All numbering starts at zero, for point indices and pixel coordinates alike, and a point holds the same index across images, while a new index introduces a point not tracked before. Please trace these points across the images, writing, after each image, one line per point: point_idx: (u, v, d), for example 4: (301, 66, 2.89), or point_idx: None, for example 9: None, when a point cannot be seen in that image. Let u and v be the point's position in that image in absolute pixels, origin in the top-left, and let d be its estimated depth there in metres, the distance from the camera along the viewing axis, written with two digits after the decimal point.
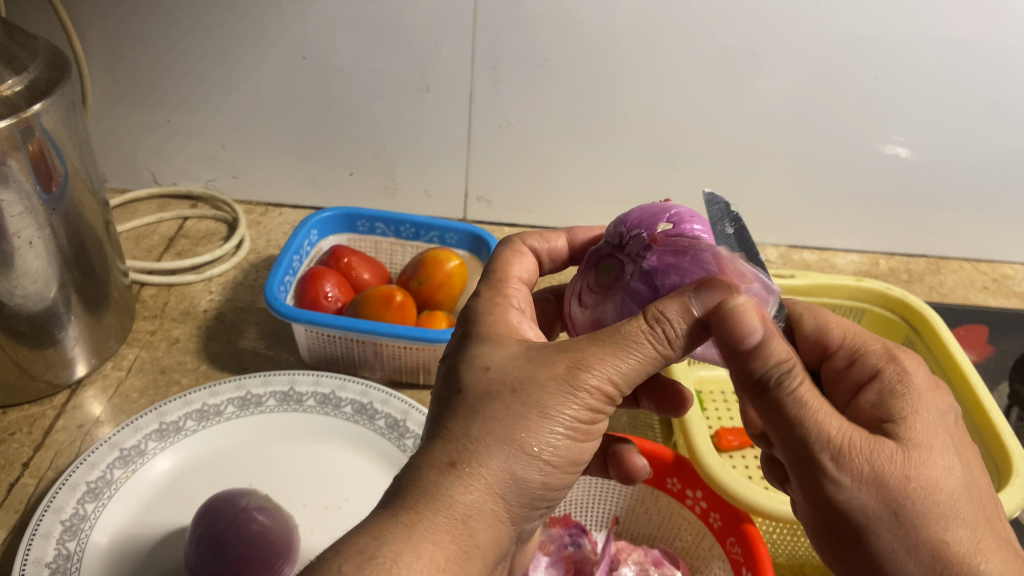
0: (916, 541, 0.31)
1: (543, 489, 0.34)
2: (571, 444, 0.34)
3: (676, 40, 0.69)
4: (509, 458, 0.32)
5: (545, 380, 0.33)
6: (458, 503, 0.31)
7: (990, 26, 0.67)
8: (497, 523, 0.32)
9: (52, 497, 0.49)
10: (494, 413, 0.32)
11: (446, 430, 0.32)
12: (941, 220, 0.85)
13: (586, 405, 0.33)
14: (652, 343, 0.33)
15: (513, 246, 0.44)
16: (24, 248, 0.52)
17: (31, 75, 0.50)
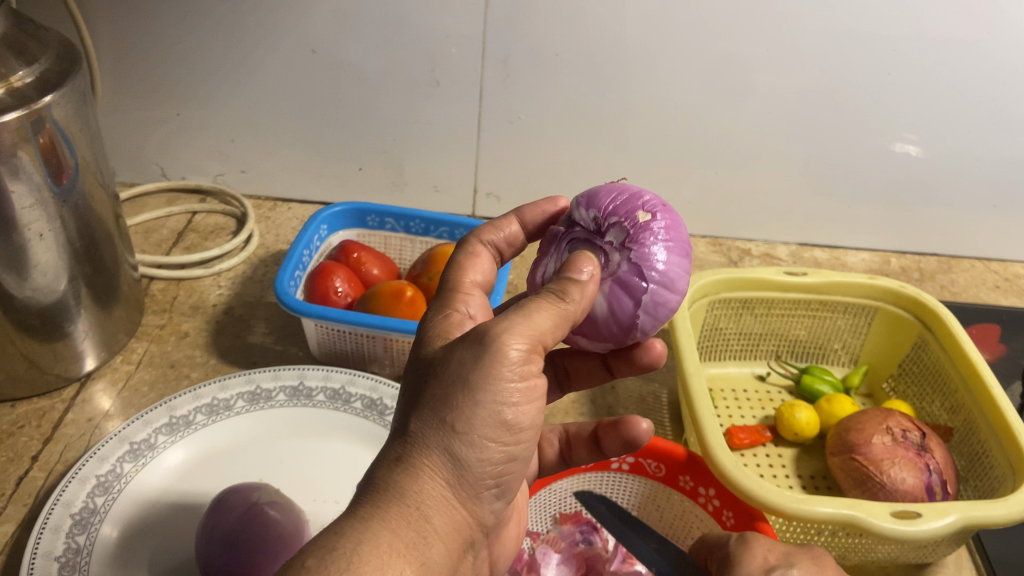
0: None
1: (495, 466, 0.33)
2: (514, 415, 0.33)
3: (686, 35, 0.68)
4: (448, 440, 0.31)
5: (466, 354, 0.32)
6: (409, 493, 0.31)
7: (1004, 22, 0.66)
8: (453, 507, 0.32)
9: (62, 490, 0.49)
10: (430, 400, 0.32)
11: (392, 432, 0.33)
12: (953, 218, 0.84)
13: (516, 366, 0.32)
14: (551, 302, 0.34)
15: (467, 247, 0.43)
16: (34, 240, 0.52)
17: (42, 67, 0.50)
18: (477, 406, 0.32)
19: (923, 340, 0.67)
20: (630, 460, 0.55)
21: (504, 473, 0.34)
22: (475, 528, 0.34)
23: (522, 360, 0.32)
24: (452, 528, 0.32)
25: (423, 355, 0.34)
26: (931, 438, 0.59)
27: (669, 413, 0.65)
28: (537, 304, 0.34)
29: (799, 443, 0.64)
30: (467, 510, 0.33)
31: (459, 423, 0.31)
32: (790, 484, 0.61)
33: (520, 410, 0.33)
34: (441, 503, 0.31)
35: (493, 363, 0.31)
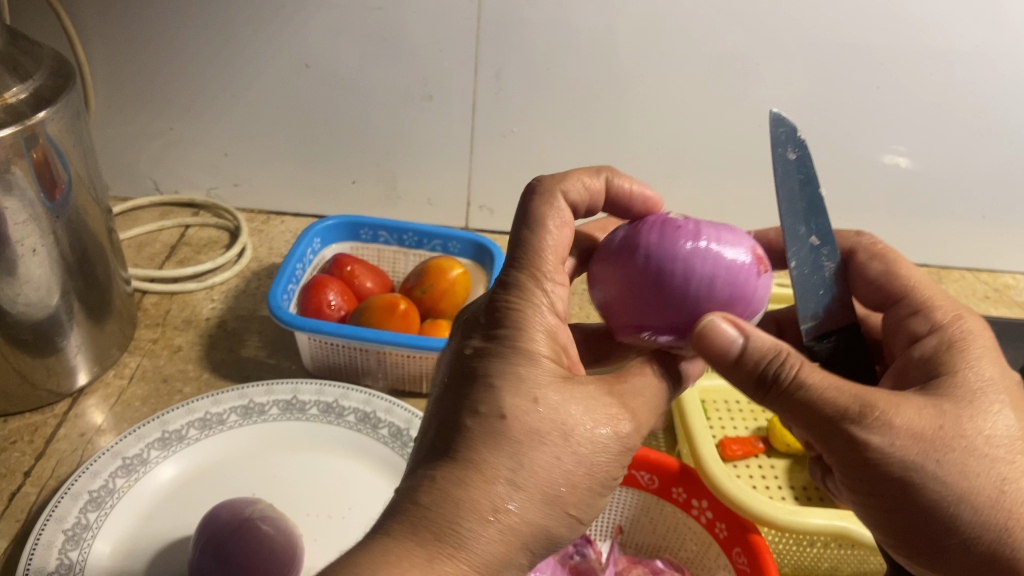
0: (964, 484, 0.34)
1: (543, 529, 0.33)
2: (580, 481, 0.34)
3: (678, 48, 0.69)
4: (526, 497, 0.32)
5: (578, 416, 0.33)
6: (476, 544, 0.30)
7: (991, 35, 0.67)
8: (498, 563, 0.32)
9: (55, 506, 0.49)
10: (512, 440, 0.32)
11: (457, 459, 0.32)
12: (943, 229, 0.85)
13: (613, 442, 0.34)
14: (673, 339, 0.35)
15: (554, 206, 0.40)
16: (28, 256, 0.52)
17: (36, 83, 0.50)
18: (552, 468, 0.32)
19: None
20: (622, 472, 0.55)
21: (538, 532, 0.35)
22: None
23: (618, 445, 0.35)
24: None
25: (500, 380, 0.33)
26: None
27: (661, 425, 0.65)
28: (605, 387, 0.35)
29: (791, 454, 0.64)
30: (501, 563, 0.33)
31: (533, 484, 0.32)
32: (782, 495, 0.61)
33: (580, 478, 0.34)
34: (492, 557, 0.31)
35: (598, 438, 0.34)
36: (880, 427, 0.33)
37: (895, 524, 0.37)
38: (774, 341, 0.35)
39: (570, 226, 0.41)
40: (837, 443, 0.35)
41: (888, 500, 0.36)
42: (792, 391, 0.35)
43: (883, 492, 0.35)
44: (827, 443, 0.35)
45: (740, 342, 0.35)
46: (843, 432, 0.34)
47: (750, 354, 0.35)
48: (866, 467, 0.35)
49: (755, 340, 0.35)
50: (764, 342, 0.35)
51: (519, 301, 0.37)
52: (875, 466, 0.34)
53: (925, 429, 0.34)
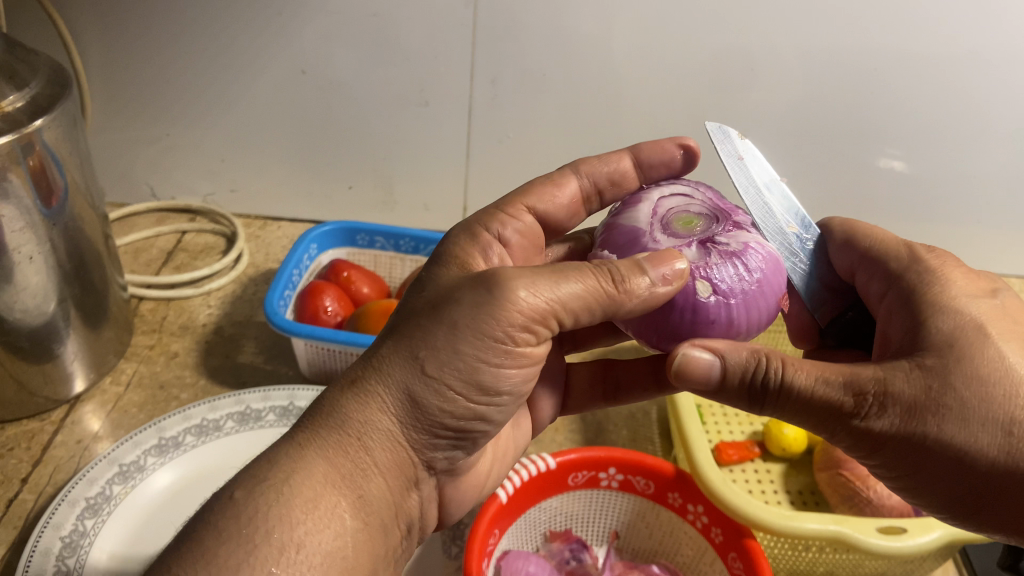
0: (968, 435, 0.35)
1: (450, 418, 0.35)
2: (479, 371, 0.35)
3: (673, 55, 0.69)
4: (408, 383, 0.34)
5: (465, 303, 0.34)
6: (354, 422, 0.34)
7: (985, 41, 0.67)
8: (399, 450, 0.35)
9: (52, 513, 0.50)
10: (410, 335, 0.34)
11: (372, 353, 0.36)
12: (939, 233, 0.85)
13: (508, 327, 0.34)
14: (597, 277, 0.35)
15: (557, 178, 0.49)
16: (24, 264, 0.52)
17: (32, 91, 0.50)
18: (450, 356, 0.34)
19: None
20: (619, 477, 0.55)
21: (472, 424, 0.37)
22: (424, 462, 0.37)
23: (518, 325, 0.34)
24: (395, 465, 0.36)
25: (428, 289, 0.36)
26: None
27: (658, 430, 0.65)
28: (576, 273, 0.35)
29: (786, 458, 0.64)
30: (417, 450, 0.36)
31: (428, 374, 0.34)
32: (778, 499, 0.61)
33: (507, 369, 0.35)
34: (385, 443, 0.35)
35: (487, 318, 0.34)
36: (875, 403, 0.35)
37: (932, 492, 0.37)
38: (751, 349, 0.37)
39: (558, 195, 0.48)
40: (843, 430, 0.37)
41: (913, 469, 0.37)
42: (782, 389, 0.37)
43: (910, 461, 0.36)
44: (834, 431, 0.37)
45: (716, 362, 0.37)
46: (846, 419, 0.36)
47: (728, 370, 0.37)
48: (882, 443, 0.36)
49: (730, 352, 0.37)
50: (739, 352, 0.37)
51: (467, 232, 0.41)
52: (882, 442, 0.36)
53: (912, 398, 0.35)
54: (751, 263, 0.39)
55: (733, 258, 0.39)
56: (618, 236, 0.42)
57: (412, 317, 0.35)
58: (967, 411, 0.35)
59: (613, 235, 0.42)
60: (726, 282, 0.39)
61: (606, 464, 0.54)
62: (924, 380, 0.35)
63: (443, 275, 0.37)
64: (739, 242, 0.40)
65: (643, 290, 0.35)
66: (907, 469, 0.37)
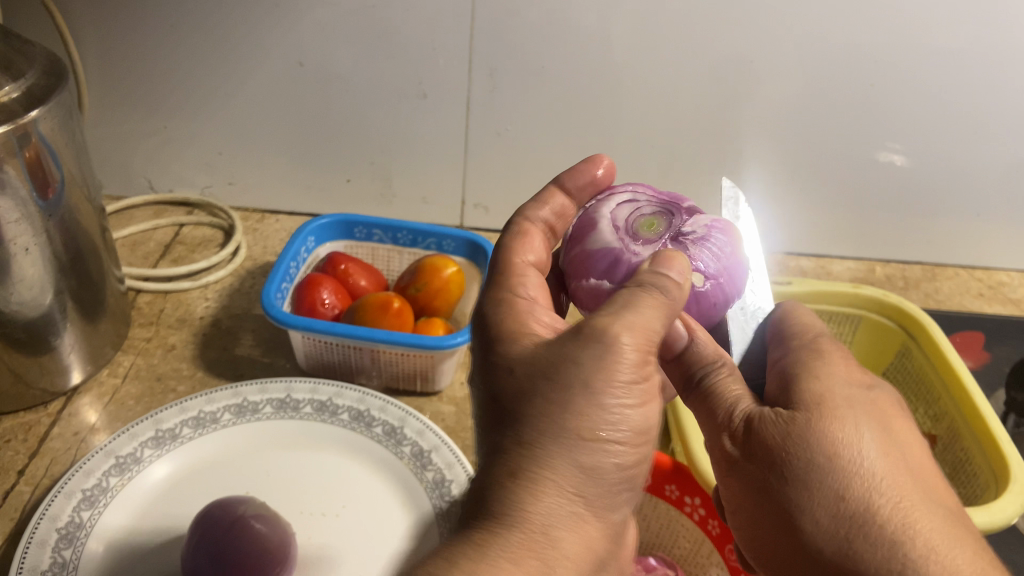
0: (812, 488, 0.36)
1: (620, 481, 0.33)
2: (630, 417, 0.33)
3: (671, 47, 0.69)
4: (562, 446, 0.31)
5: (572, 354, 0.33)
6: (533, 514, 0.30)
7: (985, 33, 0.67)
8: (585, 529, 0.31)
9: (48, 504, 0.49)
10: (536, 401, 0.32)
11: (502, 441, 0.32)
12: (937, 226, 0.85)
13: (631, 362, 0.33)
14: (665, 297, 0.36)
15: (517, 230, 0.45)
16: (21, 255, 0.52)
17: (28, 82, 0.50)
18: (596, 406, 0.32)
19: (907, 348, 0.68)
20: None
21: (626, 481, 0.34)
22: (610, 543, 0.33)
23: (639, 359, 0.33)
24: (584, 547, 0.31)
25: (509, 363, 0.34)
26: None
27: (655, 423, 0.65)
28: (642, 297, 0.35)
29: None
30: (599, 527, 0.32)
31: (579, 430, 0.32)
32: None
33: (642, 412, 0.33)
34: (566, 521, 0.31)
35: (610, 359, 0.32)
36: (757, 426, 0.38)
37: (762, 547, 0.39)
38: (718, 351, 0.41)
39: (533, 234, 0.45)
40: (719, 440, 0.40)
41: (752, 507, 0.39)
42: (710, 394, 0.40)
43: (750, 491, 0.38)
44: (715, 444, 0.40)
45: (686, 342, 0.40)
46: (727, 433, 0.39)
47: (688, 357, 0.40)
48: (734, 464, 0.39)
49: (700, 344, 0.40)
50: (709, 348, 0.40)
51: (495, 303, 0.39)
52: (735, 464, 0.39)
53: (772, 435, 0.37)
54: (721, 238, 0.43)
55: (703, 241, 0.43)
56: (595, 256, 0.42)
57: (522, 386, 0.33)
58: (811, 471, 0.36)
59: (590, 261, 0.42)
60: (710, 265, 0.42)
61: None
62: (790, 427, 0.37)
63: (517, 342, 0.35)
64: (697, 228, 0.44)
65: (683, 296, 0.36)
66: (749, 512, 0.39)
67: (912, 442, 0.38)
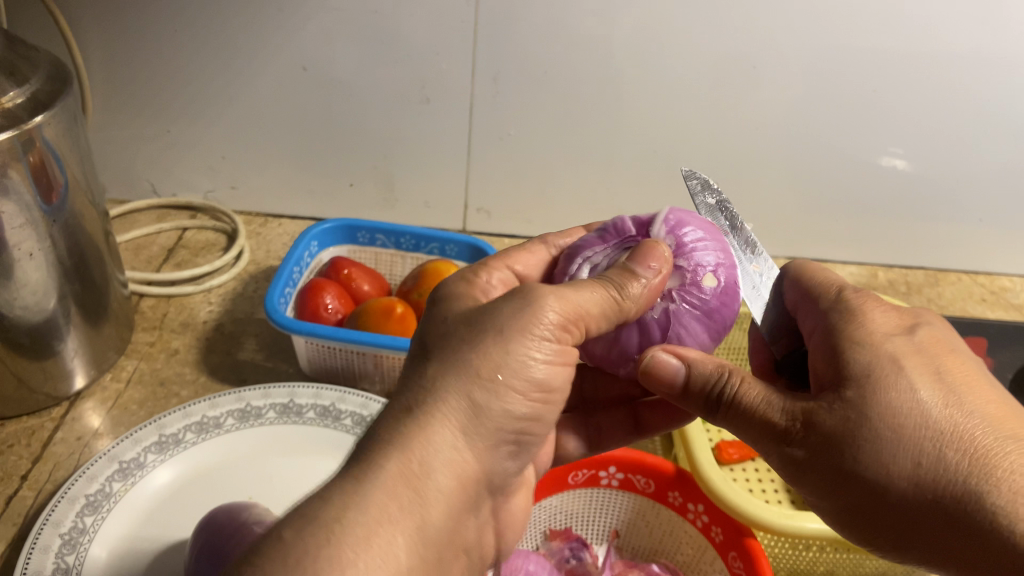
0: (876, 462, 0.34)
1: (510, 425, 0.34)
2: (552, 369, 0.35)
3: (674, 52, 0.69)
4: (467, 386, 0.32)
5: (502, 310, 0.35)
6: (413, 445, 0.31)
7: (988, 38, 0.67)
8: (459, 463, 0.32)
9: (51, 510, 0.49)
10: (453, 351, 0.33)
11: (416, 382, 0.33)
12: (939, 231, 0.85)
13: (559, 326, 0.35)
14: (602, 287, 0.37)
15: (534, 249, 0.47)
16: (24, 260, 0.52)
17: (32, 87, 0.50)
18: (504, 352, 0.33)
19: None
20: (619, 476, 0.55)
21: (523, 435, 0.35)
22: (482, 495, 0.34)
23: (559, 322, 0.35)
24: (455, 494, 0.32)
25: (439, 322, 0.36)
26: None
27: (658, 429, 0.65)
28: (585, 283, 0.37)
29: None
30: (474, 471, 0.33)
31: (482, 371, 0.33)
32: (778, 498, 0.61)
33: (554, 368, 0.35)
34: (448, 462, 0.31)
35: (531, 318, 0.34)
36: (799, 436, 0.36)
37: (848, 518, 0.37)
38: (719, 363, 0.38)
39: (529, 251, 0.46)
40: (776, 453, 0.37)
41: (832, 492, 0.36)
42: (732, 404, 0.37)
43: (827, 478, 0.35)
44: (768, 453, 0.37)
45: (681, 369, 0.38)
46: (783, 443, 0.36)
47: (691, 381, 0.38)
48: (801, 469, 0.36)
49: (700, 364, 0.38)
50: (708, 364, 0.38)
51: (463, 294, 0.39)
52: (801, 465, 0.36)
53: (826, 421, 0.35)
54: (688, 229, 0.43)
55: (686, 252, 0.42)
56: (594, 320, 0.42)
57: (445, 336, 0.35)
58: (876, 445, 0.34)
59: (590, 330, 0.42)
60: (705, 264, 0.42)
61: (607, 464, 0.54)
62: (847, 411, 0.35)
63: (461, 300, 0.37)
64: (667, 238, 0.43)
65: (643, 293, 0.38)
66: (827, 493, 0.36)
67: (971, 377, 0.36)
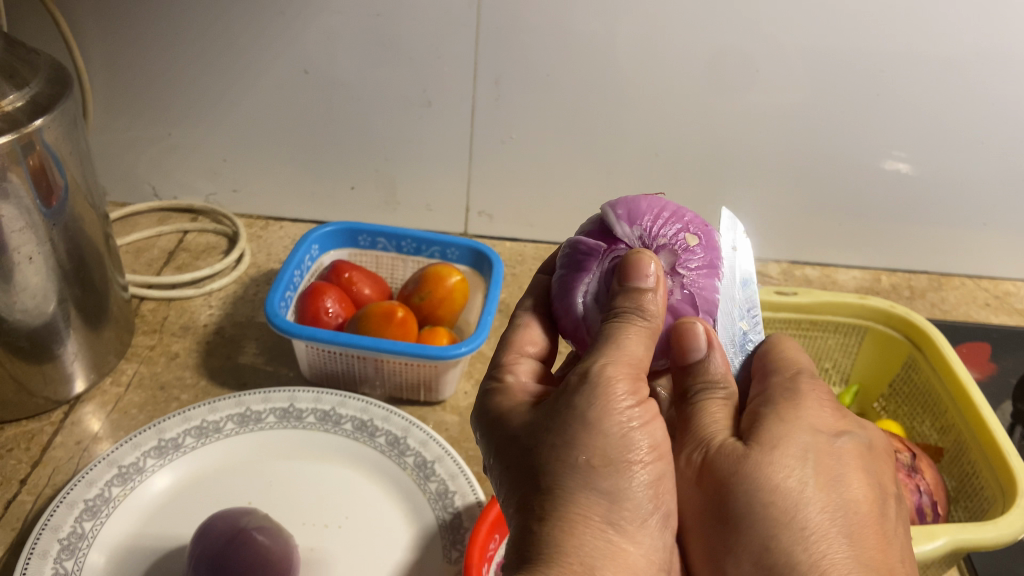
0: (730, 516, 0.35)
1: (649, 495, 0.33)
2: (651, 430, 0.34)
3: (676, 55, 0.69)
4: (579, 481, 0.32)
5: (574, 394, 0.34)
6: (569, 553, 0.31)
7: (992, 42, 0.67)
8: (620, 554, 0.32)
9: (50, 515, 0.49)
10: (551, 449, 0.33)
11: (539, 491, 0.33)
12: (943, 235, 0.84)
13: (630, 390, 0.34)
14: (635, 326, 0.36)
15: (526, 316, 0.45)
16: (24, 264, 0.52)
17: (32, 90, 0.50)
18: (602, 436, 0.33)
19: (913, 360, 0.67)
20: None
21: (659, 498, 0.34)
22: (657, 567, 0.33)
23: (631, 386, 0.34)
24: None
25: (513, 424, 0.36)
26: (921, 458, 0.60)
27: None
28: (609, 331, 0.36)
29: None
30: (639, 554, 0.32)
31: (591, 459, 0.32)
32: None
33: (652, 429, 0.34)
34: (606, 557, 0.31)
35: (605, 394, 0.33)
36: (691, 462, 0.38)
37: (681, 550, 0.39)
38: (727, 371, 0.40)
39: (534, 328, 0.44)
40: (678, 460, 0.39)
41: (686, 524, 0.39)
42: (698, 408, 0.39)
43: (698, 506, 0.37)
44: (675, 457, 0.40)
45: (704, 354, 0.39)
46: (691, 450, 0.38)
47: (700, 369, 0.39)
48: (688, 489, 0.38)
49: (716, 363, 0.39)
50: (720, 367, 0.39)
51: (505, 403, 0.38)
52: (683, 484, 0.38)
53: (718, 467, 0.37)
54: (643, 210, 0.42)
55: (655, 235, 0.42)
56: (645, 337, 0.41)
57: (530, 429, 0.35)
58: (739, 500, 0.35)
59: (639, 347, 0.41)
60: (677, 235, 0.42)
61: None
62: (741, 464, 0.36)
63: (513, 415, 0.37)
64: (638, 229, 0.42)
65: (658, 304, 0.37)
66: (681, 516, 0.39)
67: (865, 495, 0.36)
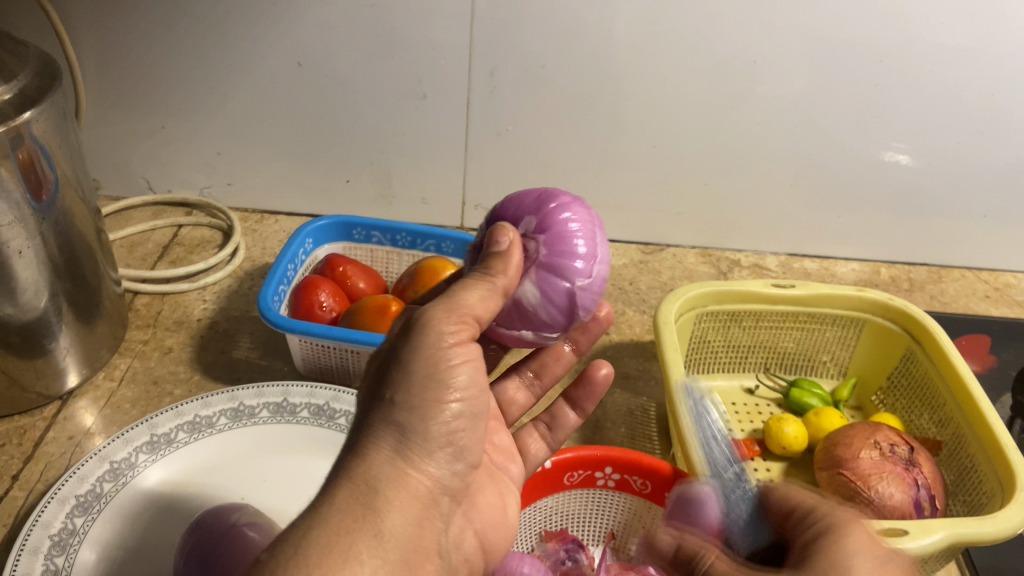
0: None
1: (443, 430, 0.36)
2: (461, 370, 0.36)
3: (673, 46, 0.68)
4: (389, 413, 0.35)
5: (403, 344, 0.37)
6: (358, 472, 0.33)
7: (992, 32, 0.66)
8: (406, 478, 0.34)
9: (41, 511, 0.49)
10: (376, 388, 0.36)
11: (356, 423, 0.36)
12: (943, 226, 0.84)
13: (455, 335, 0.36)
14: (480, 279, 0.37)
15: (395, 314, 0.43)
16: (14, 258, 0.52)
17: (20, 83, 0.49)
18: (410, 375, 0.35)
19: (912, 353, 0.66)
20: (615, 477, 0.54)
21: (456, 435, 0.37)
22: (439, 492, 0.36)
23: (456, 330, 0.36)
24: (413, 504, 0.34)
25: (368, 366, 0.39)
26: (920, 452, 0.59)
27: (656, 427, 0.64)
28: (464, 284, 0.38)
29: (787, 457, 0.64)
30: (423, 479, 0.35)
31: (395, 395, 0.35)
32: None
33: (462, 374, 0.36)
34: (394, 480, 0.34)
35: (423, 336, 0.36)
36: None
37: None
38: None
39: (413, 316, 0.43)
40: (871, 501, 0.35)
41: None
42: None
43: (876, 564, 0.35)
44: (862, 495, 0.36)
45: None
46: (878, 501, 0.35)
47: None
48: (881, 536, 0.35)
49: None
50: None
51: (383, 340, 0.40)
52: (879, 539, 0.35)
53: None
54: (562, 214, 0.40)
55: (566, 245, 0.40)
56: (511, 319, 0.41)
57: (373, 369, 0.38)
58: None
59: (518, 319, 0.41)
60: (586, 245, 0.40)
61: (603, 464, 0.54)
62: None
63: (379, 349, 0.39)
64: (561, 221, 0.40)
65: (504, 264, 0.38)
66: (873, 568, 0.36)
67: None
